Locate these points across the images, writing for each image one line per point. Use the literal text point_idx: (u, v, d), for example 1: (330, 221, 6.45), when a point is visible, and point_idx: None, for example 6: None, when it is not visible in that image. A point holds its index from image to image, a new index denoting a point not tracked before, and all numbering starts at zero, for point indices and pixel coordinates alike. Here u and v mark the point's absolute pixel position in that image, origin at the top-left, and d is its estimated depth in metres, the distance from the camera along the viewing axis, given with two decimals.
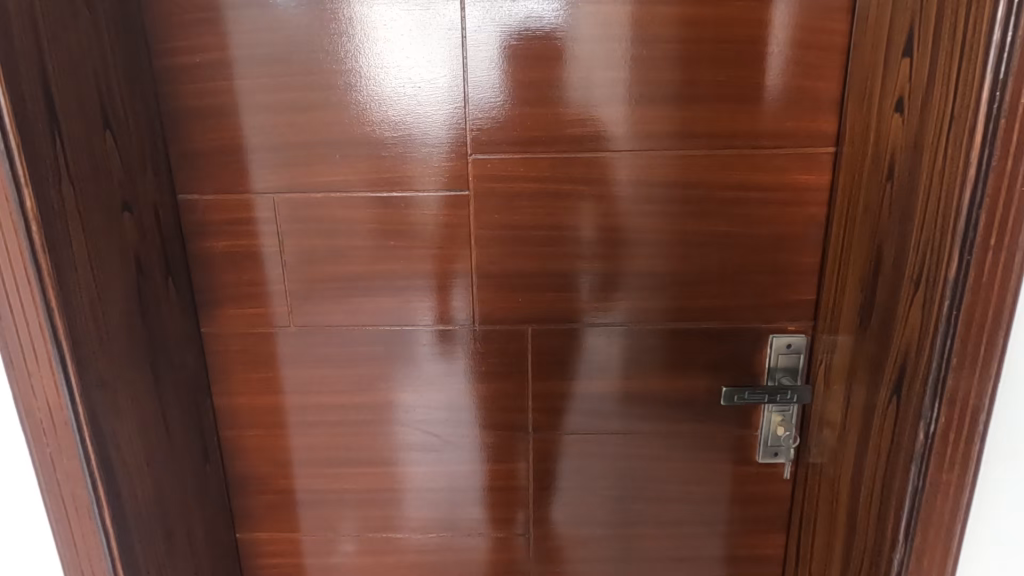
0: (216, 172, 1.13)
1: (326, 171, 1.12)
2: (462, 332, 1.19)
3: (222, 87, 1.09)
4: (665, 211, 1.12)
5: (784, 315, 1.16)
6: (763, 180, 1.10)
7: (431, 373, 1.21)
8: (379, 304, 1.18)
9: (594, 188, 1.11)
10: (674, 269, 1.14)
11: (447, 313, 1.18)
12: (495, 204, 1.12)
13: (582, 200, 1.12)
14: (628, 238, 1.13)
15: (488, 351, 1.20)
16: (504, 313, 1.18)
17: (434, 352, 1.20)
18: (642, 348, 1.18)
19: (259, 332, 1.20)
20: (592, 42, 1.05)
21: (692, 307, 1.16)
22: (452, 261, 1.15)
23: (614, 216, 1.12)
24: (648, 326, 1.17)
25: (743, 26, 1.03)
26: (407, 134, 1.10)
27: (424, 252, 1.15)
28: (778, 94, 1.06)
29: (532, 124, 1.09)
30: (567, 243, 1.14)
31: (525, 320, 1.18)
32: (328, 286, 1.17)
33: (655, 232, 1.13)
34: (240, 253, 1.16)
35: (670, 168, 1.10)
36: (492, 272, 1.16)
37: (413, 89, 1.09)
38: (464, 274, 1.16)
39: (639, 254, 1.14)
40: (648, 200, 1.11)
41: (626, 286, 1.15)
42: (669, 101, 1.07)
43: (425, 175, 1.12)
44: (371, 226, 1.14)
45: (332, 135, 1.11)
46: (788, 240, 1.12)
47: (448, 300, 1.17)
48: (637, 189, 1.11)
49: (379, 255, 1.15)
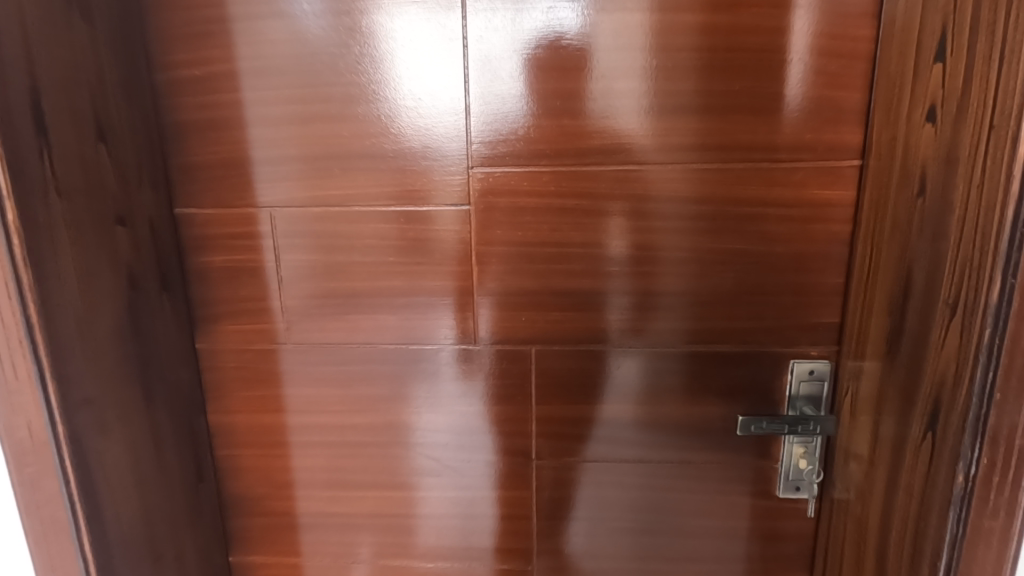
0: (216, 185, 1.11)
1: (327, 184, 1.09)
2: (484, 352, 1.13)
3: (223, 98, 1.07)
4: (676, 227, 1.06)
5: (806, 338, 1.07)
6: (780, 196, 1.03)
7: (449, 394, 1.16)
8: (382, 322, 1.14)
9: (603, 204, 1.06)
10: (685, 288, 1.08)
11: (466, 331, 1.13)
12: (499, 219, 1.08)
13: (592, 216, 1.06)
14: (637, 256, 1.07)
15: (503, 372, 1.14)
16: (510, 333, 1.12)
17: (454, 372, 1.15)
18: (656, 371, 1.12)
19: (257, 349, 1.16)
20: (601, 51, 1.01)
21: (706, 328, 1.09)
22: (465, 276, 1.11)
23: (625, 232, 1.07)
24: (657, 348, 1.11)
25: (758, 34, 0.98)
26: (407, 147, 1.07)
27: (435, 268, 1.11)
28: (797, 105, 1.00)
29: (538, 136, 1.04)
30: (575, 260, 1.08)
31: (530, 340, 1.12)
32: (330, 302, 1.13)
33: (665, 249, 1.07)
34: (239, 268, 1.13)
35: (681, 183, 1.04)
36: (498, 289, 1.11)
37: (414, 101, 1.05)
38: (470, 290, 1.11)
39: (649, 272, 1.08)
40: (658, 217, 1.06)
41: (636, 306, 1.09)
42: (682, 112, 1.02)
43: (426, 188, 1.08)
44: (375, 241, 1.10)
45: (333, 148, 1.08)
46: (808, 259, 1.04)
47: (464, 318, 1.12)
48: (648, 204, 1.05)
49: (383, 271, 1.11)
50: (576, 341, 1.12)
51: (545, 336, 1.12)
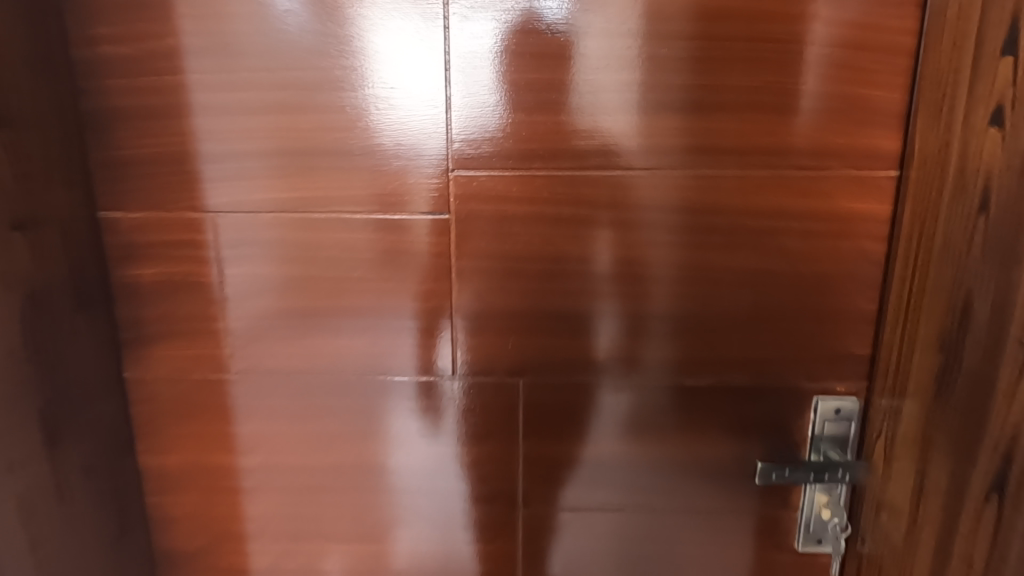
0: (148, 186, 0.94)
1: (296, 181, 0.93)
2: (449, 389, 0.98)
3: (157, 81, 0.90)
4: (667, 241, 0.92)
5: (831, 373, 0.93)
6: (807, 207, 0.89)
7: (410, 436, 1.00)
8: (336, 349, 0.97)
9: (591, 213, 0.92)
10: (675, 309, 0.94)
11: (429, 361, 0.97)
12: (483, 229, 0.93)
13: (595, 229, 0.92)
14: (621, 273, 0.93)
15: (478, 407, 0.99)
16: (484, 360, 0.97)
17: (417, 408, 0.99)
18: (646, 407, 0.97)
19: (195, 379, 0.99)
20: (603, 37, 0.86)
21: (696, 357, 0.95)
22: (433, 296, 0.95)
23: (611, 245, 0.92)
24: (658, 381, 0.96)
25: (786, 21, 0.85)
26: (376, 143, 0.91)
27: (399, 285, 0.95)
28: (816, 103, 0.87)
29: (527, 134, 0.90)
30: (561, 278, 0.94)
31: (507, 370, 0.97)
32: (283, 324, 0.97)
33: (658, 266, 0.93)
34: (175, 282, 0.96)
35: (670, 191, 0.90)
36: (469, 312, 0.96)
37: (385, 89, 0.90)
38: (442, 312, 0.96)
39: (655, 292, 0.94)
40: (660, 230, 0.92)
41: (628, 331, 0.95)
42: (695, 110, 0.88)
43: (397, 192, 0.92)
44: (335, 253, 0.94)
45: (286, 143, 0.91)
46: (834, 281, 0.91)
47: (430, 345, 0.97)
48: (636, 214, 0.91)
49: (342, 288, 0.95)
50: (568, 373, 0.97)
51: (528, 365, 0.97)
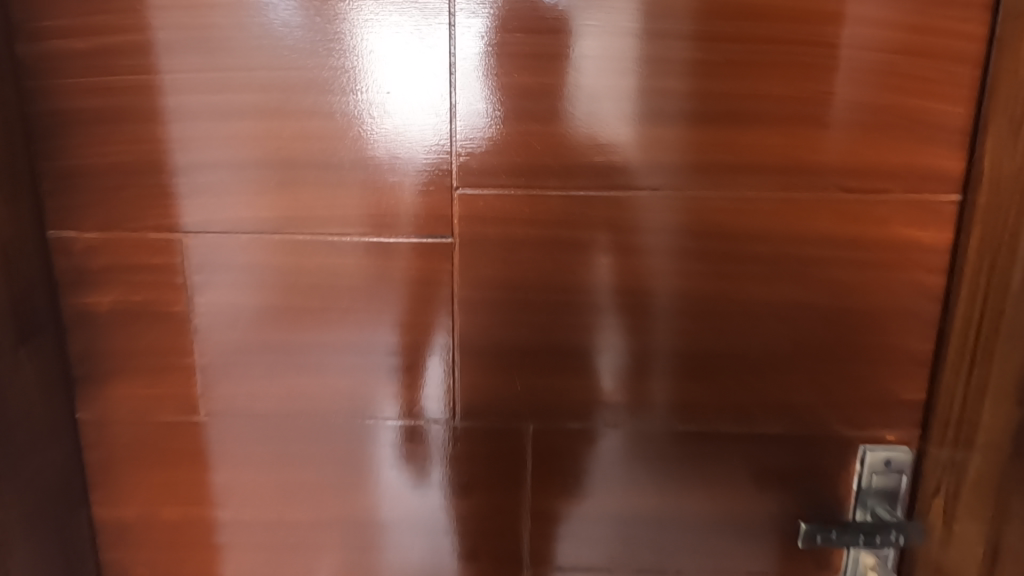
0: (105, 201, 0.82)
1: (281, 198, 0.81)
2: (433, 434, 0.87)
3: (118, 81, 0.79)
4: (678, 269, 0.81)
5: (879, 420, 0.83)
6: (855, 234, 0.78)
7: (393, 486, 0.88)
8: (313, 388, 0.86)
9: (590, 236, 0.80)
10: (693, 346, 0.83)
11: (413, 403, 0.86)
12: (488, 255, 0.81)
13: (594, 251, 0.81)
14: (624, 304, 0.82)
15: (470, 455, 0.87)
16: (470, 400, 0.85)
17: (397, 455, 0.88)
18: (646, 456, 0.86)
19: (159, 420, 0.87)
20: (630, 39, 0.76)
21: (701, 400, 0.84)
22: (413, 330, 0.84)
23: (609, 271, 0.81)
24: (671, 425, 0.85)
25: (838, 24, 0.74)
26: (368, 155, 0.80)
27: (378, 316, 0.84)
28: (848, 113, 0.76)
29: (541, 148, 0.79)
30: (561, 311, 0.82)
31: (503, 415, 0.86)
32: (259, 360, 0.85)
33: (671, 296, 0.82)
34: (135, 311, 0.84)
35: (674, 213, 0.79)
36: (453, 347, 0.84)
37: (379, 93, 0.78)
38: (424, 347, 0.84)
39: (657, 326, 0.83)
40: (678, 258, 0.81)
41: (635, 371, 0.84)
42: (732, 122, 0.77)
43: (391, 212, 0.81)
44: (313, 279, 0.83)
45: (266, 154, 0.80)
46: (864, 317, 0.80)
47: (412, 384, 0.85)
48: (636, 237, 0.80)
49: (319, 320, 0.84)
50: (581, 417, 0.85)
51: (530, 408, 0.85)
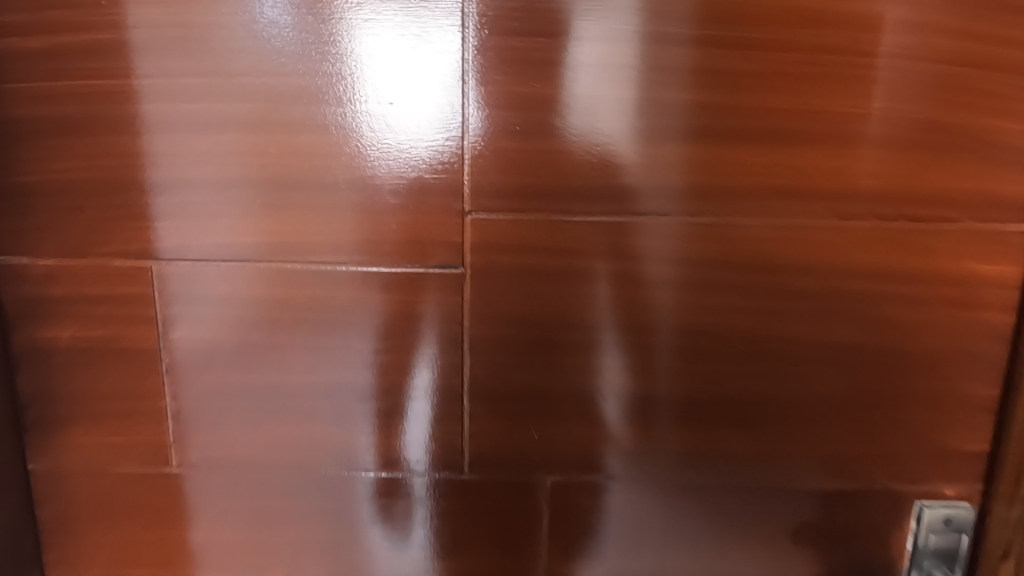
0: (64, 223, 0.71)
1: (277, 222, 0.71)
2: (416, 488, 0.77)
3: (82, 86, 0.69)
4: (698, 304, 0.72)
5: (938, 473, 0.75)
6: (913, 268, 0.70)
7: (374, 545, 0.79)
8: (293, 436, 0.76)
9: (591, 264, 0.71)
10: (731, 391, 0.74)
11: (390, 452, 0.76)
12: (502, 288, 0.72)
13: (593, 283, 0.72)
14: (628, 341, 0.73)
15: (464, 510, 0.78)
16: (453, 448, 0.76)
17: (371, 512, 0.78)
18: (662, 513, 0.77)
19: (126, 471, 0.76)
20: (666, 45, 0.66)
21: (721, 450, 0.75)
22: (391, 371, 0.74)
23: (607, 303, 0.72)
24: (687, 479, 0.76)
25: (903, 31, 0.66)
26: (366, 173, 0.70)
27: (353, 355, 0.74)
28: (882, 128, 0.68)
29: (564, 168, 0.69)
30: (557, 351, 0.73)
31: (503, 468, 0.76)
32: (240, 404, 0.75)
33: (691, 334, 0.73)
34: (98, 349, 0.74)
35: (687, 241, 0.70)
36: (439, 391, 0.75)
37: (380, 104, 0.69)
38: (409, 391, 0.75)
39: (662, 368, 0.74)
40: (705, 291, 0.71)
41: (663, 418, 0.75)
42: (781, 141, 0.68)
43: (392, 238, 0.71)
44: (280, 315, 0.73)
45: (248, 171, 0.70)
46: (925, 360, 0.72)
47: (391, 431, 0.76)
48: (638, 266, 0.71)
49: (283, 361, 0.74)
50: (592, 469, 0.76)
51: (542, 460, 0.76)
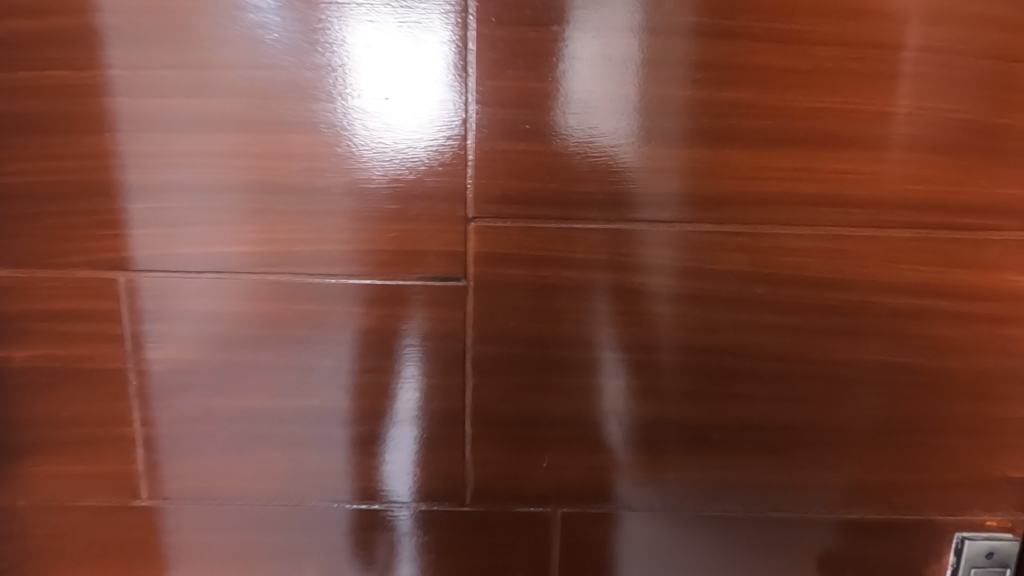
0: (21, 231, 0.64)
1: (247, 227, 0.64)
2: (400, 522, 0.70)
3: (41, 78, 0.62)
4: (717, 320, 0.66)
5: (978, 501, 0.69)
6: (953, 282, 0.64)
7: None
8: (272, 465, 0.69)
9: (595, 278, 0.65)
10: (754, 414, 0.68)
11: (369, 483, 0.70)
12: (508, 304, 0.66)
13: (595, 298, 0.65)
14: (631, 361, 0.67)
15: (455, 546, 0.71)
16: (443, 478, 0.70)
17: (349, 548, 0.71)
18: (676, 547, 0.71)
19: (93, 504, 0.69)
20: (690, 37, 0.60)
21: (739, 479, 0.69)
22: (372, 393, 0.68)
23: (606, 319, 0.66)
24: (697, 510, 0.70)
25: (949, 25, 0.60)
26: (356, 177, 0.63)
27: (331, 377, 0.67)
28: (918, 129, 0.62)
29: (576, 171, 0.63)
30: (557, 372, 0.67)
31: (502, 498, 0.70)
32: (218, 431, 0.68)
33: (704, 352, 0.67)
34: (61, 370, 0.67)
35: (700, 251, 0.64)
36: (428, 415, 0.68)
37: (373, 99, 0.62)
38: (397, 416, 0.68)
39: (666, 390, 0.68)
40: (722, 306, 0.66)
41: (680, 444, 0.69)
42: (814, 143, 0.62)
43: (385, 248, 0.65)
44: (254, 333, 0.66)
45: (226, 174, 0.63)
46: (967, 381, 0.67)
47: (369, 458, 0.69)
48: (640, 279, 0.65)
49: (257, 383, 0.67)
50: (597, 500, 0.70)
51: (548, 490, 0.70)
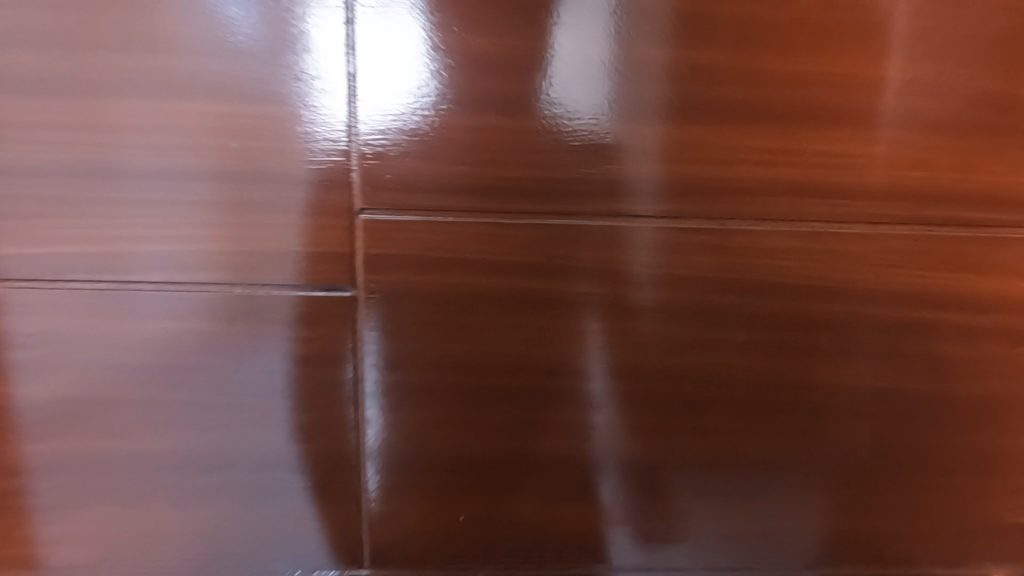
0: None
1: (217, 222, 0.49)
2: None
3: None
4: (681, 338, 0.53)
5: (983, 551, 0.58)
6: (959, 291, 0.53)
7: None
8: (117, 526, 0.55)
9: (574, 289, 0.52)
10: (728, 453, 0.56)
11: (345, 543, 0.56)
12: (416, 320, 0.52)
13: (565, 315, 0.52)
14: (627, 392, 0.54)
15: None
16: (349, 538, 0.56)
17: None
18: None
19: None
20: None
21: (706, 529, 0.57)
22: (327, 433, 0.53)
23: (601, 343, 0.53)
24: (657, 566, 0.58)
25: None
26: (210, 155, 0.48)
27: (185, 414, 0.53)
28: (916, 101, 0.50)
29: (497, 151, 0.49)
30: (481, 403, 0.54)
31: (415, 560, 0.57)
32: (40, 484, 0.54)
33: (691, 378, 0.54)
34: None
35: (660, 252, 0.52)
36: (318, 461, 0.54)
37: (228, 52, 0.47)
38: (349, 461, 0.54)
39: (662, 426, 0.55)
40: (685, 320, 0.53)
41: (648, 489, 0.56)
42: (791, 118, 0.50)
43: (249, 247, 0.50)
44: (184, 360, 0.52)
45: (38, 153, 0.48)
46: (971, 409, 0.55)
47: (341, 513, 0.55)
48: (633, 291, 0.52)
49: (93, 424, 0.52)
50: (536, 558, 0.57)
51: (476, 548, 0.57)
